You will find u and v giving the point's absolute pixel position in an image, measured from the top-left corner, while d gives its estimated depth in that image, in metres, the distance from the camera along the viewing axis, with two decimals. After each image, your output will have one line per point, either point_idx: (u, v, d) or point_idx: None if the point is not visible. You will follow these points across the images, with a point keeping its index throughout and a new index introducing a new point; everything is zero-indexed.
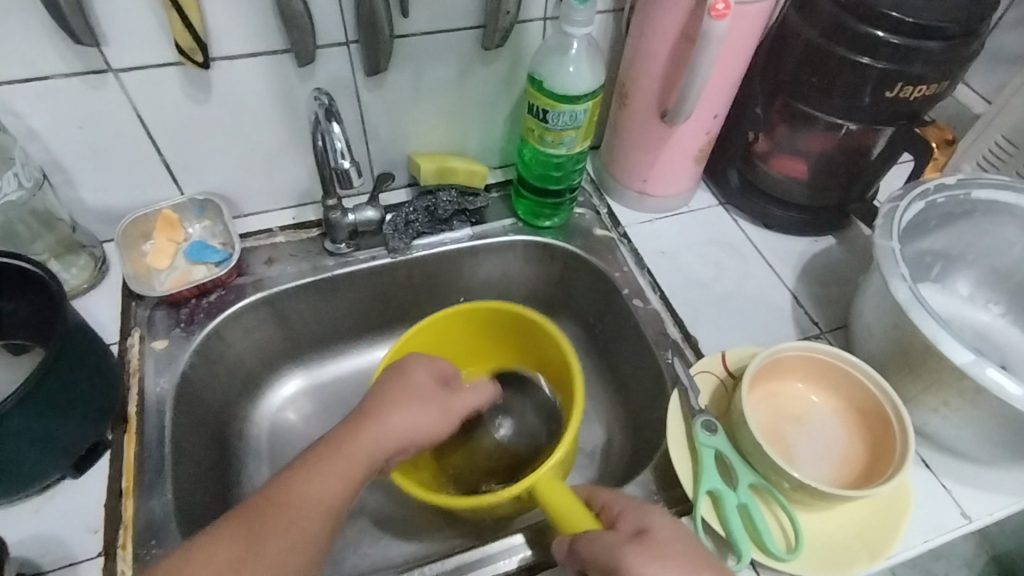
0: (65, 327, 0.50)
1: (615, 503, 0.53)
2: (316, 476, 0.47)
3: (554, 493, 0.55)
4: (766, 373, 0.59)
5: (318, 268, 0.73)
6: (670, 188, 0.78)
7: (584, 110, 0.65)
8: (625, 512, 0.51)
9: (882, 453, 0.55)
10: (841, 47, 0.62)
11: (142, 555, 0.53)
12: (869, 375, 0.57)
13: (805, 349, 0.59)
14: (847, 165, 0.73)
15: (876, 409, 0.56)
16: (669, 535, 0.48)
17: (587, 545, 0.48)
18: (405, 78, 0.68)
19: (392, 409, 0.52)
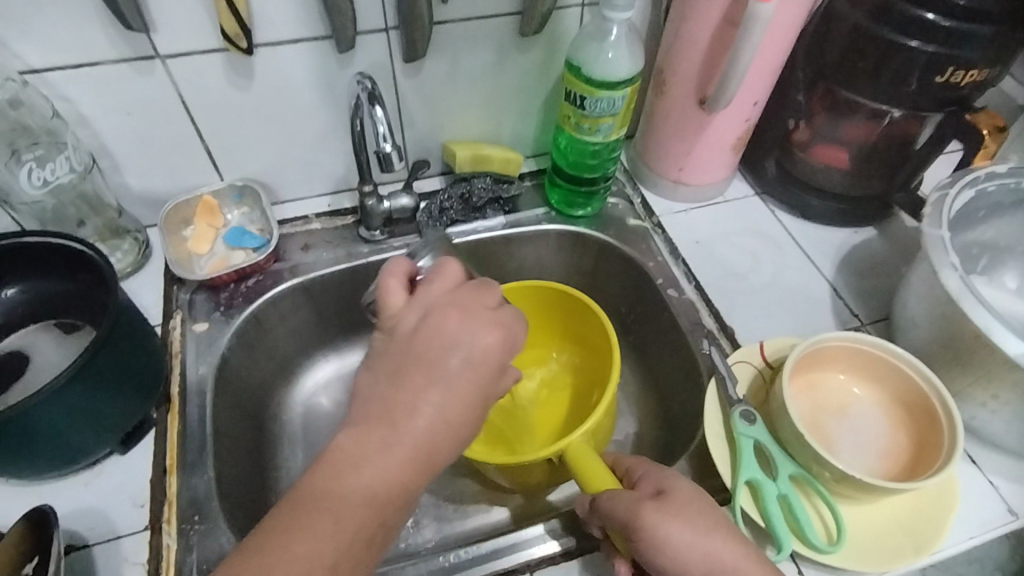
0: (115, 307, 0.51)
1: (638, 467, 0.54)
2: (357, 464, 0.39)
3: (585, 453, 0.56)
4: (816, 362, 0.59)
5: (352, 255, 0.74)
6: (705, 178, 0.77)
7: (622, 97, 0.65)
8: (648, 475, 0.52)
9: (929, 446, 0.54)
10: (890, 30, 0.61)
11: (186, 530, 0.54)
12: (916, 367, 0.55)
13: (848, 339, 0.57)
14: (891, 154, 0.72)
15: (922, 400, 0.55)
16: (686, 495, 0.49)
17: (608, 503, 0.49)
18: (442, 65, 0.68)
19: (431, 390, 0.41)
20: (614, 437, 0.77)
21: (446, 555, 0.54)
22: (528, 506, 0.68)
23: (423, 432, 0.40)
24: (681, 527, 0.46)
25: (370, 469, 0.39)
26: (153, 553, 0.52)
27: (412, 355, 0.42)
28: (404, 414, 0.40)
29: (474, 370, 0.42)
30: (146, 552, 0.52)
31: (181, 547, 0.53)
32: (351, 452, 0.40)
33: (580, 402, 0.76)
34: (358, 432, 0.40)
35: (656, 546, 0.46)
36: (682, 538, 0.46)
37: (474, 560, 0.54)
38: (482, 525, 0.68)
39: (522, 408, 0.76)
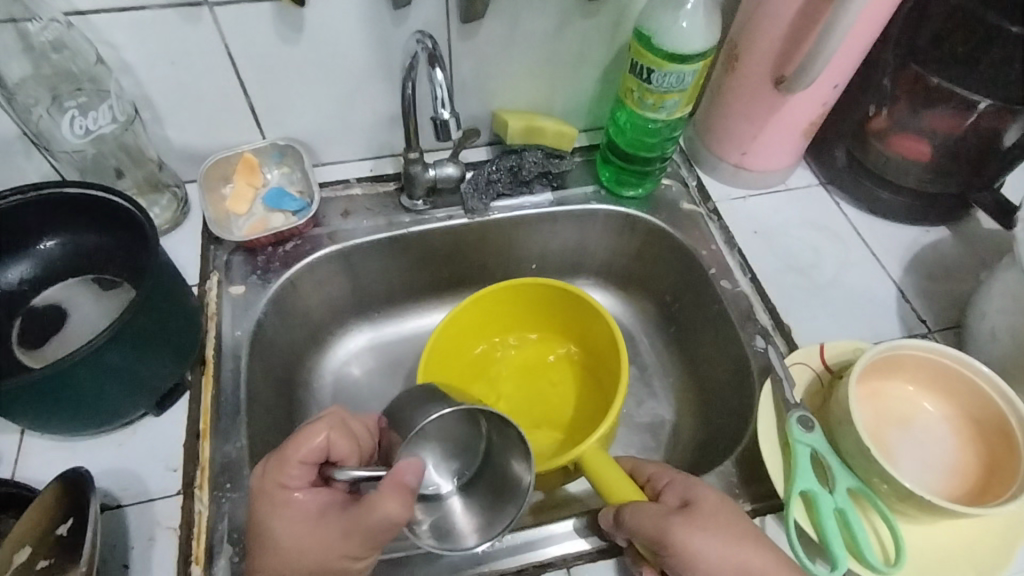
0: (155, 266, 0.50)
1: (661, 476, 0.52)
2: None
3: (602, 459, 0.54)
4: (886, 371, 0.55)
5: (393, 224, 0.71)
6: (769, 164, 0.72)
7: (693, 72, 0.60)
8: (672, 484, 0.50)
9: (1001, 468, 0.50)
10: (993, 13, 0.57)
11: (219, 497, 0.53)
12: (996, 384, 0.51)
13: (919, 348, 0.54)
14: (976, 150, 0.66)
15: (997, 420, 0.51)
16: (712, 504, 0.47)
17: (633, 516, 0.47)
18: (500, 28, 0.64)
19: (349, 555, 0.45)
20: (650, 428, 0.75)
21: (480, 544, 0.52)
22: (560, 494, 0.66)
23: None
24: (710, 542, 0.45)
25: None
26: (184, 519, 0.51)
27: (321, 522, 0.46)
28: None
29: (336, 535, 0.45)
30: (177, 518, 0.51)
31: (213, 514, 0.52)
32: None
33: (593, 402, 0.73)
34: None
35: (687, 559, 0.45)
36: (710, 554, 0.45)
37: (507, 551, 0.52)
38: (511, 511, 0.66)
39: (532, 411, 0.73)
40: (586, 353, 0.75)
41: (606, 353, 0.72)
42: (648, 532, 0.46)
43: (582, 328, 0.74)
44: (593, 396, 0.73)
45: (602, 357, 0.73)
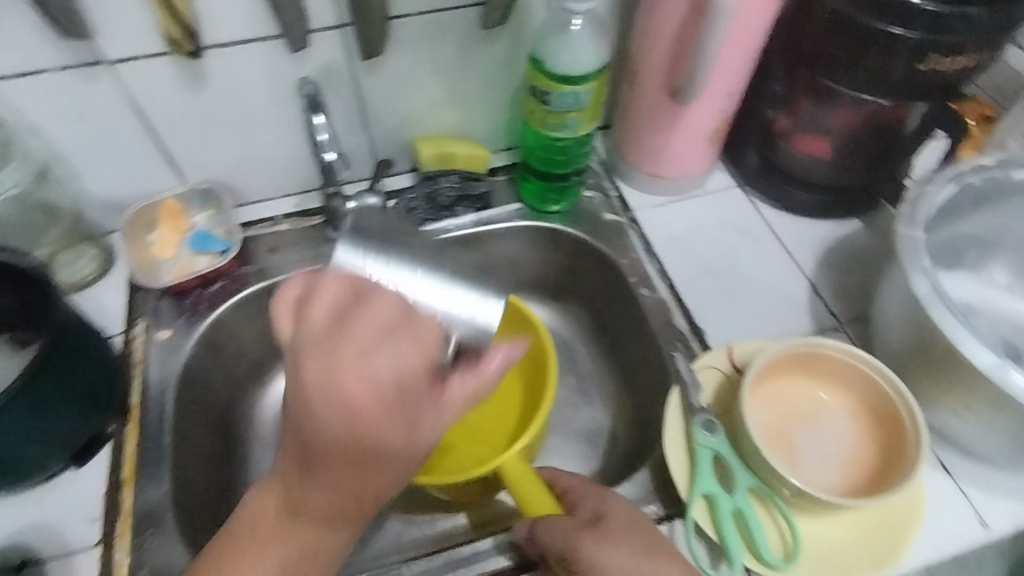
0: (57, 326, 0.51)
1: (578, 489, 0.53)
2: (302, 497, 0.42)
3: (525, 473, 0.55)
4: (810, 366, 0.57)
5: (320, 257, 0.72)
6: (681, 171, 0.74)
7: (588, 90, 0.62)
8: (587, 497, 0.51)
9: (894, 459, 0.52)
10: (869, 16, 0.57)
11: (139, 543, 0.54)
12: (886, 377, 0.53)
13: (816, 346, 0.56)
14: (877, 144, 0.68)
15: (890, 412, 0.53)
16: (624, 519, 0.49)
17: (545, 531, 0.48)
18: (403, 61, 0.66)
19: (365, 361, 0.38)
20: (589, 436, 0.76)
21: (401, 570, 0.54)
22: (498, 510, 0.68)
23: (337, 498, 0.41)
24: (617, 555, 0.46)
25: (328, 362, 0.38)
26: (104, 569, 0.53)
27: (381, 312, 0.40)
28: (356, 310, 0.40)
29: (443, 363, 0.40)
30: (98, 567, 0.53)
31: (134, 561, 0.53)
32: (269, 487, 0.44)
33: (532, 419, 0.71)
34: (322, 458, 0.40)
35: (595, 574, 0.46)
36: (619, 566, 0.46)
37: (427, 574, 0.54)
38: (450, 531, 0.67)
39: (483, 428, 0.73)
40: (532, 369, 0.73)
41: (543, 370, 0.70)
42: (560, 544, 0.47)
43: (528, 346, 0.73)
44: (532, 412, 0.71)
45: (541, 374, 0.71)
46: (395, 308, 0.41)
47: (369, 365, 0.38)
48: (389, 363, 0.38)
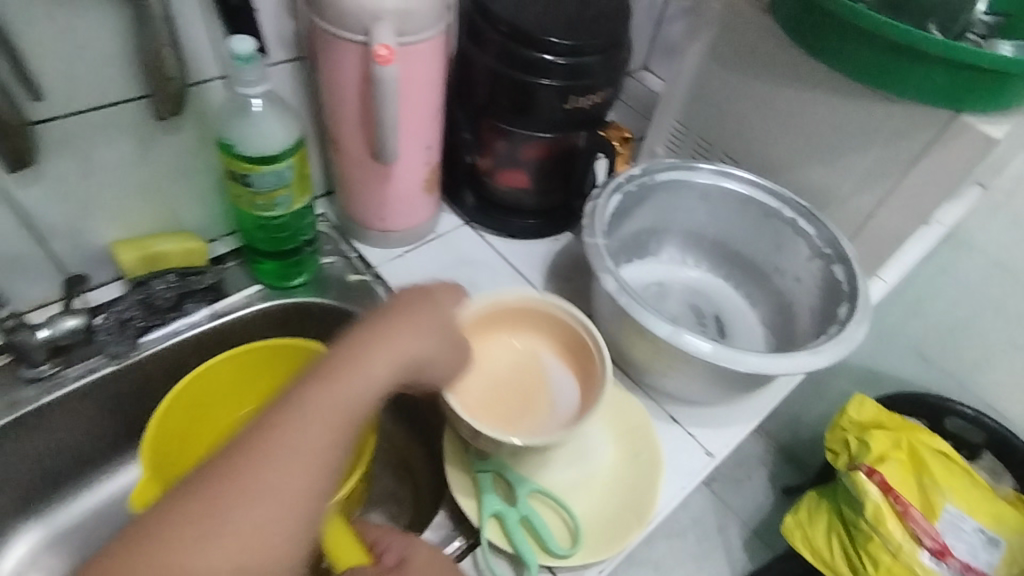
0: None
1: (384, 535, 0.51)
2: (176, 565, 0.36)
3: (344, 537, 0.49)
4: (502, 317, 0.65)
5: (16, 403, 0.62)
6: (410, 221, 0.77)
7: (289, 167, 0.62)
8: (392, 541, 0.50)
9: (588, 375, 0.62)
10: (516, 71, 0.67)
11: None
12: (555, 304, 0.64)
13: (513, 293, 0.64)
14: (560, 169, 0.79)
15: (571, 334, 0.64)
16: (427, 554, 0.49)
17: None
18: (68, 166, 0.59)
19: (283, 413, 0.42)
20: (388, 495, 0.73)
21: None
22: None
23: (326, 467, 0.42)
24: None
25: (263, 465, 0.40)
26: None
27: (306, 413, 0.42)
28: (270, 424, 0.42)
29: (387, 323, 0.49)
30: None
31: None
32: (320, 396, 0.43)
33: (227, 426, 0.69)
34: (324, 464, 0.42)
35: None
36: None
37: None
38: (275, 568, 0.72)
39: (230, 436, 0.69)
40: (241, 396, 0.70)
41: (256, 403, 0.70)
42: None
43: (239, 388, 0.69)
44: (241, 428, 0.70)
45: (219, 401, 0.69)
46: (311, 442, 0.41)
47: (263, 466, 0.40)
48: (366, 378, 0.45)
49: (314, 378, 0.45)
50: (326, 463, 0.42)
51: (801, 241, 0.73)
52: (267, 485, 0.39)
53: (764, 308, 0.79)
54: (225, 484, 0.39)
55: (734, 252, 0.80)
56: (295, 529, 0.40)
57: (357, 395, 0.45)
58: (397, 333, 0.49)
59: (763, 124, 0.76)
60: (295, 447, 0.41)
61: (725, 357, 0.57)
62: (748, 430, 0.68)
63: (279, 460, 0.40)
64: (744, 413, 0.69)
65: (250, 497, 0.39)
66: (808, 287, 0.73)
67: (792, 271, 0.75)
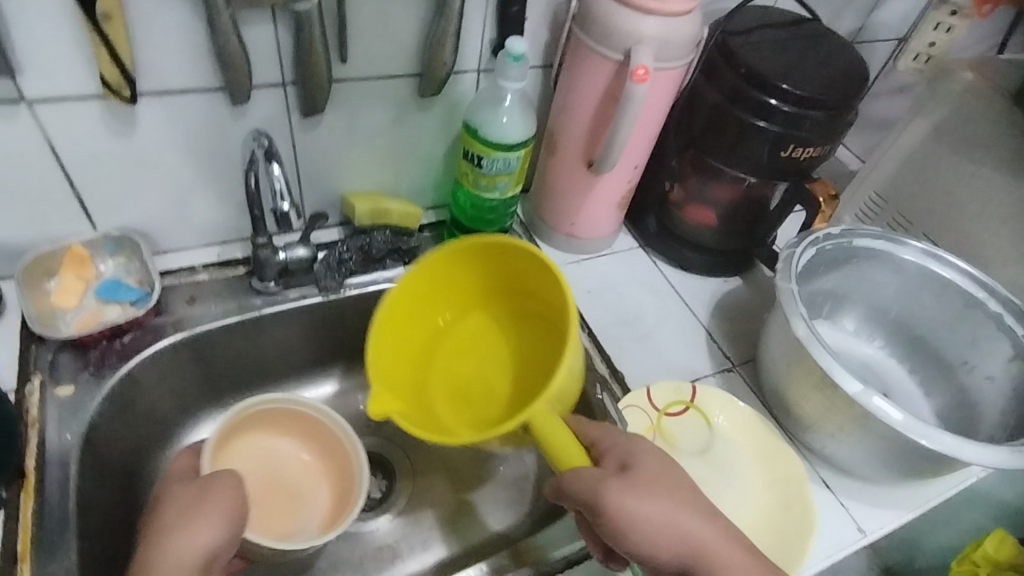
0: None
1: (604, 437, 0.53)
2: None
3: (553, 421, 0.51)
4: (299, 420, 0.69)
5: (244, 307, 0.71)
6: (595, 232, 0.81)
7: (517, 157, 0.69)
8: (614, 446, 0.52)
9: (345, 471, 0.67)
10: (740, 111, 0.70)
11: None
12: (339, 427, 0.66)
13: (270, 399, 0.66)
14: (750, 214, 0.80)
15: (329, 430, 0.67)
16: (652, 469, 0.49)
17: (572, 481, 0.48)
18: (341, 121, 0.69)
19: (179, 534, 0.46)
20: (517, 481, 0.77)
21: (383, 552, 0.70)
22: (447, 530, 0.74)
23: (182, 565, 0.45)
24: (648, 503, 0.47)
25: (197, 523, 0.47)
26: None
27: (176, 512, 0.48)
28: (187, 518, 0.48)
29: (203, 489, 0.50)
30: None
31: None
32: (187, 490, 0.51)
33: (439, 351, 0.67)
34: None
35: (624, 527, 0.46)
36: (648, 515, 0.46)
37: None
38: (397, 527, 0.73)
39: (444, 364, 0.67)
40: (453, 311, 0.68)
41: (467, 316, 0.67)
42: (589, 486, 0.47)
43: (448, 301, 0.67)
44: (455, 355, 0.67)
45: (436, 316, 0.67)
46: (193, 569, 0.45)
47: (170, 556, 0.45)
48: (196, 537, 0.46)
49: (214, 482, 0.51)
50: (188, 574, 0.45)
51: (1003, 340, 0.69)
52: None
53: (939, 401, 0.75)
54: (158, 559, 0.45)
55: (917, 335, 0.77)
56: None
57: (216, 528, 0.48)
58: (247, 429, 0.67)
59: (977, 212, 0.75)
60: (173, 551, 0.45)
61: (914, 429, 0.57)
62: (906, 519, 0.66)
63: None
64: (902, 500, 0.67)
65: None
66: (1002, 388, 0.68)
67: (984, 369, 0.71)
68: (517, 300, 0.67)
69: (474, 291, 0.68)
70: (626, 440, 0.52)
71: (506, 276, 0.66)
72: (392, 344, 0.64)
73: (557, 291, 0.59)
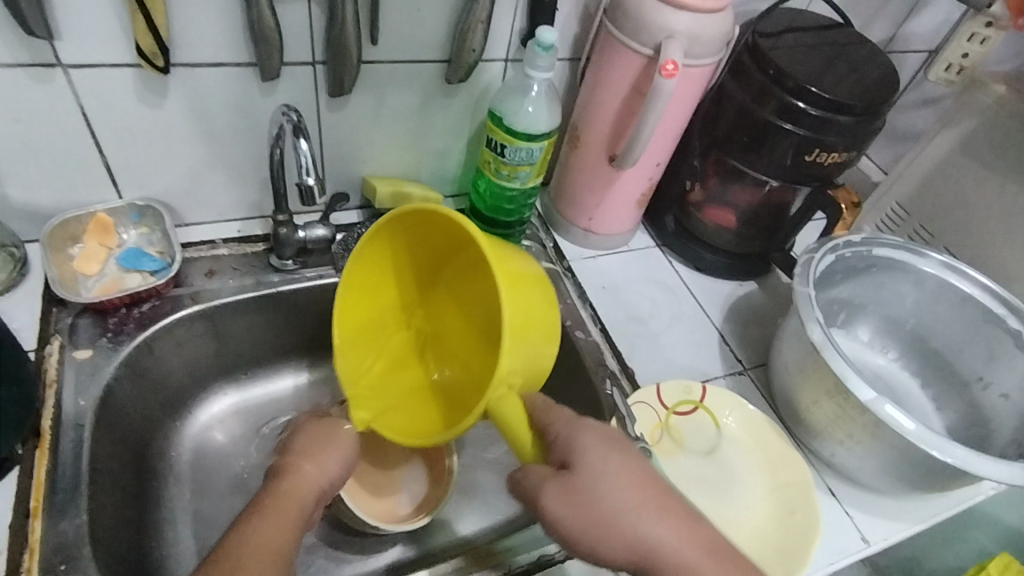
0: None
1: (556, 421, 0.47)
2: (271, 508, 0.50)
3: (512, 402, 0.48)
4: None
5: (261, 284, 0.72)
6: (613, 228, 0.81)
7: (540, 148, 0.69)
8: (560, 434, 0.46)
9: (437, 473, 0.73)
10: (766, 113, 0.69)
11: (53, 539, 0.53)
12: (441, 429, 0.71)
13: None
14: (769, 219, 0.80)
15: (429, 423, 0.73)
16: (595, 464, 0.43)
17: (523, 479, 0.46)
18: (367, 103, 0.69)
19: (316, 457, 0.55)
20: None
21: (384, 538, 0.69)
22: (449, 516, 0.74)
23: (307, 491, 0.53)
24: (601, 504, 0.43)
25: (329, 448, 0.56)
26: (17, 544, 0.52)
27: (310, 439, 0.56)
28: (324, 438, 0.56)
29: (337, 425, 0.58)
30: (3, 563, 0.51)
31: (48, 545, 0.53)
32: (315, 428, 0.58)
33: (430, 314, 0.66)
34: (303, 506, 0.51)
35: (563, 534, 0.44)
36: (592, 520, 0.43)
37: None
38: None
39: (429, 327, 0.66)
40: (430, 273, 0.65)
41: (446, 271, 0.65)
42: (529, 490, 0.45)
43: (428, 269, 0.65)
44: (443, 320, 0.66)
45: (416, 276, 0.65)
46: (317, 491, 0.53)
47: (312, 475, 0.54)
48: (330, 468, 0.55)
49: (344, 418, 0.59)
50: (319, 494, 0.53)
51: (1020, 357, 0.68)
52: (271, 519, 0.49)
53: (950, 416, 0.74)
54: (287, 481, 0.52)
55: (932, 348, 0.76)
56: (284, 527, 0.49)
57: (332, 466, 0.55)
58: None
59: (1001, 228, 0.74)
60: (313, 469, 0.54)
61: (925, 440, 0.56)
62: (911, 531, 0.65)
63: (281, 502, 0.50)
64: (908, 513, 0.67)
65: (290, 501, 0.51)
66: (1016, 406, 0.68)
67: (999, 386, 0.70)
68: (467, 260, 0.62)
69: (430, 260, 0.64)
70: (571, 428, 0.45)
71: (449, 238, 0.60)
72: (355, 343, 0.60)
73: (506, 249, 0.54)
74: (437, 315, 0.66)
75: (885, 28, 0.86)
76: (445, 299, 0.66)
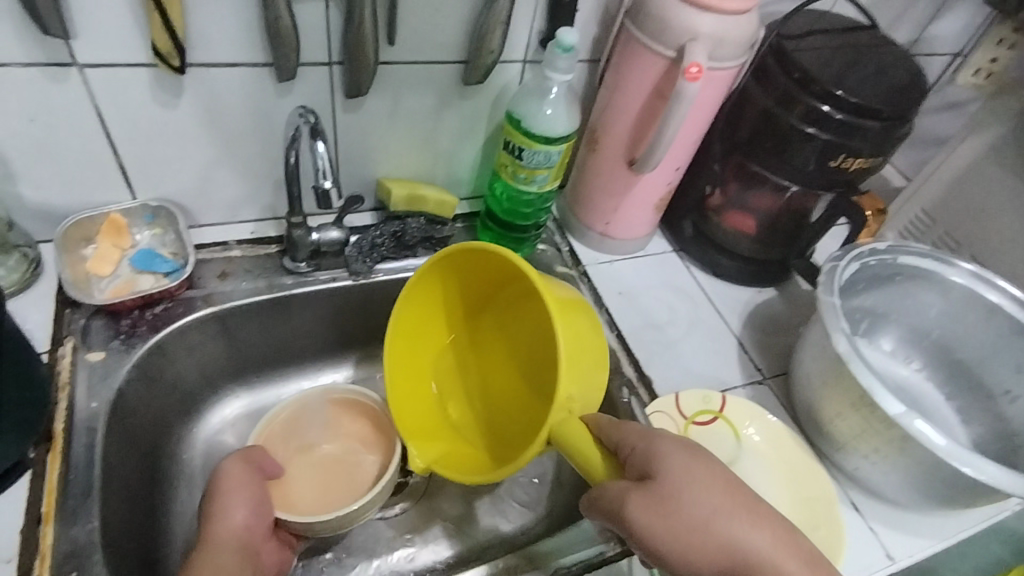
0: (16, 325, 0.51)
1: (625, 438, 0.46)
2: (199, 565, 0.54)
3: (575, 426, 0.49)
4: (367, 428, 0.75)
5: (275, 286, 0.71)
6: (629, 233, 0.80)
7: (558, 152, 0.67)
8: (633, 448, 0.45)
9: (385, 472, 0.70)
10: (790, 117, 0.68)
11: (63, 545, 0.53)
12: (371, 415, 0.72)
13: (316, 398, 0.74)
14: (790, 225, 0.79)
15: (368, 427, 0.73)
16: (679, 471, 0.43)
17: (600, 498, 0.45)
18: (383, 105, 0.68)
19: (225, 507, 0.59)
20: (534, 481, 0.76)
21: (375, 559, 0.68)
22: (462, 525, 0.73)
23: (229, 538, 0.57)
24: (687, 511, 0.41)
25: (236, 497, 0.60)
26: (28, 550, 0.51)
27: (214, 493, 0.61)
28: (216, 490, 0.61)
29: (235, 481, 0.62)
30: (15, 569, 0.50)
31: (58, 551, 0.52)
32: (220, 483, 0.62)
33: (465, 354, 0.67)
34: (227, 553, 0.56)
35: (652, 547, 0.42)
36: (680, 529, 0.41)
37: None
38: (410, 517, 0.73)
39: (467, 368, 0.67)
40: (462, 313, 0.67)
41: (488, 308, 0.66)
42: (609, 505, 0.44)
43: (465, 306, 0.66)
44: (474, 360, 0.67)
45: (452, 315, 0.66)
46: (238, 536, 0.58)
47: (228, 525, 0.58)
48: (240, 510, 0.60)
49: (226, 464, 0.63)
50: (242, 536, 0.58)
51: None
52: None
53: (978, 429, 0.72)
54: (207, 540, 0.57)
55: (958, 360, 0.75)
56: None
57: (245, 509, 0.60)
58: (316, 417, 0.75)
59: None
60: (221, 520, 0.58)
61: (956, 458, 0.55)
62: (935, 549, 0.64)
63: (207, 556, 0.55)
64: (933, 531, 0.65)
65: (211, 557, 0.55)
66: None
67: None
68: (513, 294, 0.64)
69: (472, 296, 0.66)
70: (647, 439, 0.45)
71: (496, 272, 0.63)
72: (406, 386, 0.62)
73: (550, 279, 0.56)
74: (476, 355, 0.67)
75: (909, 30, 0.84)
76: (483, 337, 0.67)
